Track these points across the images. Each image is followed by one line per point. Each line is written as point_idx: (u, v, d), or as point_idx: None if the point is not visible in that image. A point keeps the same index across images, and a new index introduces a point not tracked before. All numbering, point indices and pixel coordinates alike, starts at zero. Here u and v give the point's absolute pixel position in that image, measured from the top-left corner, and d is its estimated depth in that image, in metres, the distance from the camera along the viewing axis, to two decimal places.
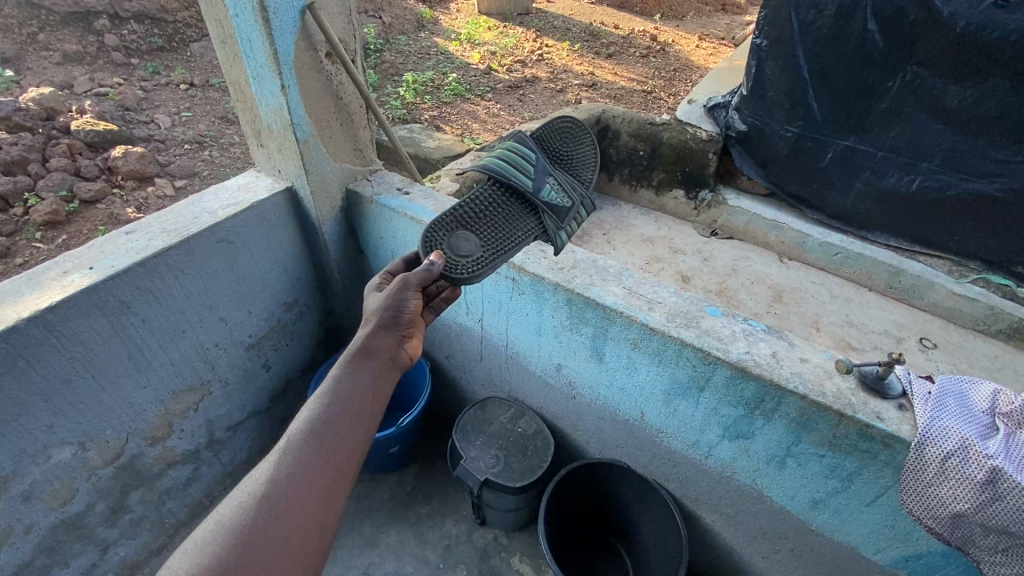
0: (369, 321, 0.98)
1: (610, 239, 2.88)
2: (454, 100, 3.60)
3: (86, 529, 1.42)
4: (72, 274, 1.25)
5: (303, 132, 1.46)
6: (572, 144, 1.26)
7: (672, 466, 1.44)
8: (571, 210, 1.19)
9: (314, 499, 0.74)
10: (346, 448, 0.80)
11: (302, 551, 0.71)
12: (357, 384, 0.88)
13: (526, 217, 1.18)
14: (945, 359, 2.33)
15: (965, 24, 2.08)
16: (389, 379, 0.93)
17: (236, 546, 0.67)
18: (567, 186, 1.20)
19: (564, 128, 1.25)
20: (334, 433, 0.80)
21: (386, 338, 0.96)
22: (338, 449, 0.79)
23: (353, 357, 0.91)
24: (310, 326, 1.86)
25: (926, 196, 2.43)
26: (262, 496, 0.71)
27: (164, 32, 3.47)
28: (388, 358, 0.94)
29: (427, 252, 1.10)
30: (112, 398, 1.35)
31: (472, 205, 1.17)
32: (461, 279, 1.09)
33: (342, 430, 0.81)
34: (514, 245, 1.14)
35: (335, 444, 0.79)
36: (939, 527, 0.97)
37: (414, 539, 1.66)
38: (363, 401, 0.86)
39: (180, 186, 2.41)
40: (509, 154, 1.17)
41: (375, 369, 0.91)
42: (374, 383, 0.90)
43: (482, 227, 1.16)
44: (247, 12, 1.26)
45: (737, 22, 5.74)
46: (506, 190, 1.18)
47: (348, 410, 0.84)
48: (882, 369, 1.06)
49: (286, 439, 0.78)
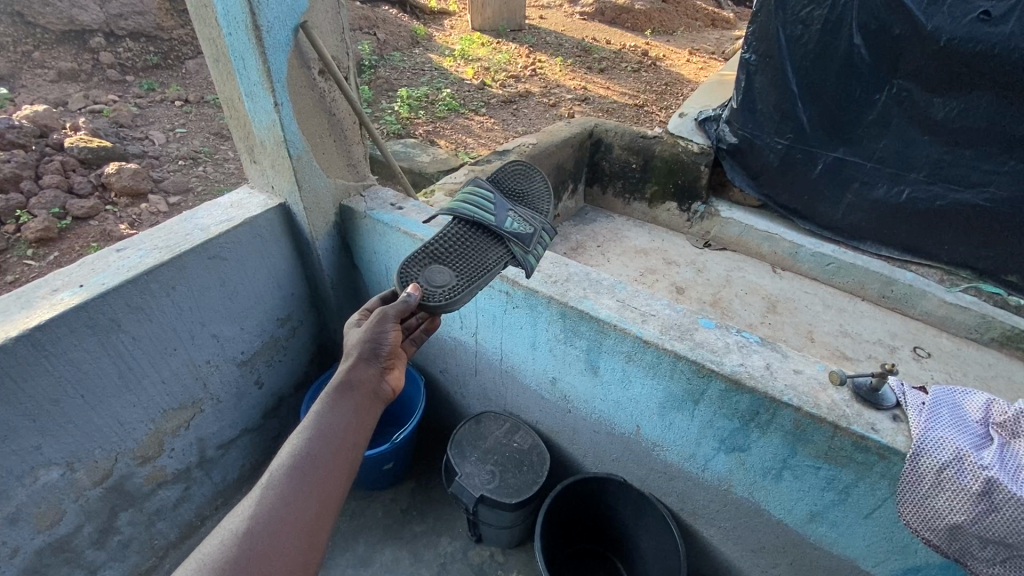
0: (351, 352, 0.97)
1: (604, 251, 2.90)
2: (448, 115, 3.63)
3: (73, 552, 1.39)
4: (62, 292, 1.24)
5: (296, 149, 1.46)
6: (527, 182, 1.30)
7: (668, 480, 1.43)
8: (534, 235, 1.20)
9: (297, 534, 0.73)
10: (330, 481, 0.79)
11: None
12: (341, 417, 0.87)
13: (493, 246, 1.18)
14: (939, 368, 2.33)
15: (949, 38, 2.12)
16: (371, 411, 0.92)
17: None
18: (528, 216, 1.23)
19: (516, 170, 1.31)
20: (317, 466, 0.79)
21: (370, 368, 0.96)
22: (322, 483, 0.78)
23: (335, 391, 0.90)
24: (303, 342, 1.85)
25: (915, 206, 2.46)
26: (244, 533, 0.70)
27: (160, 49, 3.50)
28: (372, 389, 0.94)
29: (403, 285, 1.11)
30: (101, 417, 1.33)
31: (442, 241, 1.19)
32: (439, 308, 1.08)
33: (326, 462, 0.80)
34: (487, 271, 1.14)
35: (320, 477, 0.79)
36: (936, 540, 0.96)
37: (409, 558, 1.64)
38: (347, 432, 0.86)
39: (174, 202, 2.41)
40: (467, 199, 1.22)
41: (357, 401, 0.91)
42: (359, 415, 0.89)
43: (453, 259, 1.16)
44: (240, 31, 1.27)
45: (726, 37, 5.85)
46: (471, 227, 1.21)
47: (333, 443, 0.83)
48: (875, 380, 1.07)
49: (267, 475, 0.77)
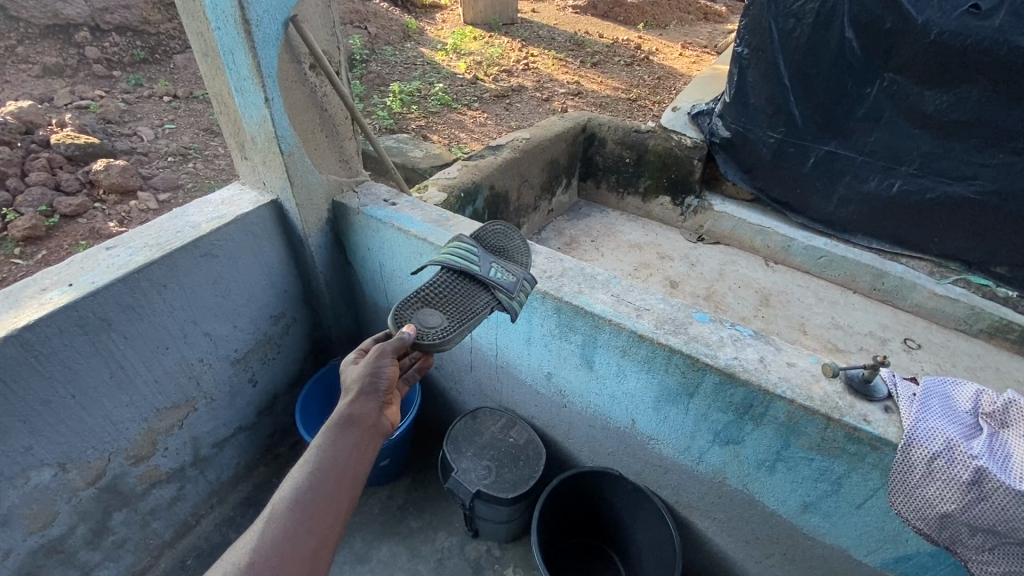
0: (351, 386, 0.95)
1: (598, 246, 2.90)
2: (441, 109, 3.61)
3: (67, 553, 1.38)
4: (50, 292, 1.22)
5: (287, 144, 1.45)
6: (507, 239, 1.34)
7: (663, 473, 1.44)
8: (519, 284, 1.21)
9: (295, 574, 0.74)
10: (329, 521, 0.79)
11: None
12: (341, 453, 0.86)
13: (481, 293, 1.18)
14: (929, 359, 2.36)
15: (939, 32, 2.13)
16: (371, 448, 0.90)
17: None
18: (511, 268, 1.25)
19: (497, 229, 1.35)
20: (317, 505, 0.79)
21: (370, 403, 0.94)
22: (321, 523, 0.79)
23: (335, 426, 0.89)
24: (296, 339, 1.84)
25: (906, 199, 2.48)
26: (246, 568, 0.72)
27: (147, 43, 3.46)
28: (372, 424, 0.92)
29: (397, 326, 1.09)
30: (93, 417, 1.32)
31: (432, 287, 1.19)
32: (432, 347, 1.06)
33: (325, 502, 0.80)
34: (476, 314, 1.13)
35: (319, 517, 0.79)
36: (927, 528, 0.97)
37: (406, 554, 1.64)
38: (347, 470, 0.85)
39: (164, 199, 2.39)
40: (454, 249, 1.24)
41: (357, 437, 0.89)
42: (359, 452, 0.88)
43: (443, 304, 1.15)
44: (229, 25, 1.25)
45: (718, 30, 5.85)
46: (459, 275, 1.21)
47: (333, 480, 0.82)
48: (867, 372, 1.08)
49: (271, 507, 0.78)
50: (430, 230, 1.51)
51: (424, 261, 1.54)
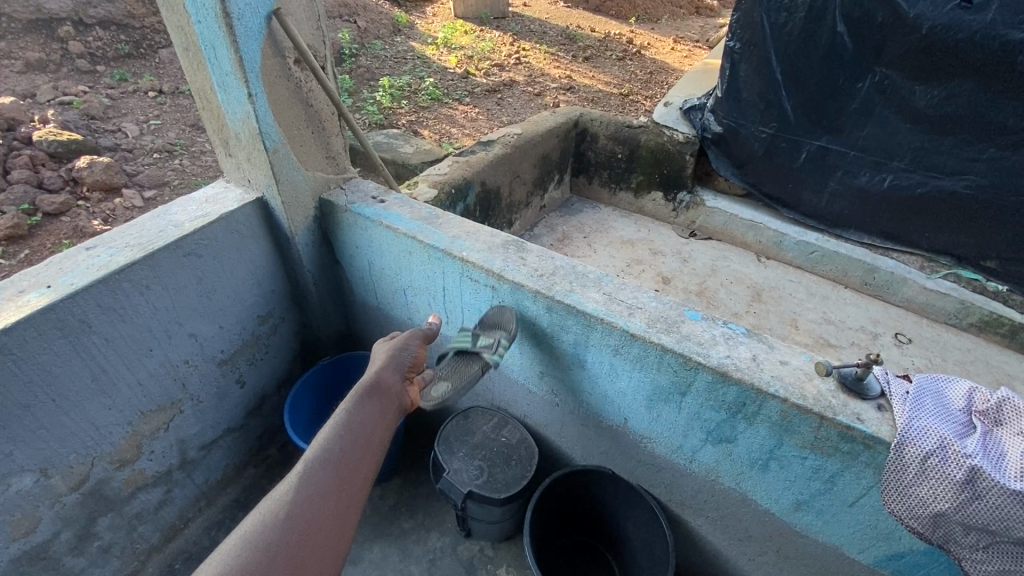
0: (371, 370, 1.15)
1: (591, 242, 2.89)
2: (432, 104, 3.57)
3: (51, 559, 1.35)
4: (27, 294, 1.19)
5: (272, 141, 1.41)
6: None
7: (656, 472, 1.43)
8: None
9: (341, 495, 0.86)
10: (363, 460, 0.93)
11: (324, 543, 0.79)
12: (371, 410, 1.03)
13: None
14: (919, 354, 2.37)
15: (930, 26, 2.13)
16: (393, 415, 1.08)
17: (274, 535, 0.76)
18: None
19: None
20: (353, 444, 0.94)
21: (390, 380, 1.14)
22: (358, 457, 0.93)
23: (367, 389, 1.07)
24: (285, 339, 1.81)
25: (897, 194, 2.48)
26: (301, 484, 0.84)
27: (131, 37, 3.39)
28: (394, 396, 1.12)
29: None
30: (75, 421, 1.29)
31: None
32: None
33: (362, 441, 0.96)
34: None
35: (355, 453, 0.93)
36: (920, 527, 0.97)
37: (398, 555, 1.62)
38: (377, 423, 1.02)
39: (149, 196, 2.34)
40: None
41: (384, 399, 1.08)
42: (385, 411, 1.06)
43: None
44: (210, 19, 1.22)
45: (710, 24, 5.83)
46: None
47: (366, 425, 0.99)
48: (861, 370, 1.07)
49: (320, 441, 0.93)
50: (418, 228, 1.49)
51: (413, 260, 1.52)
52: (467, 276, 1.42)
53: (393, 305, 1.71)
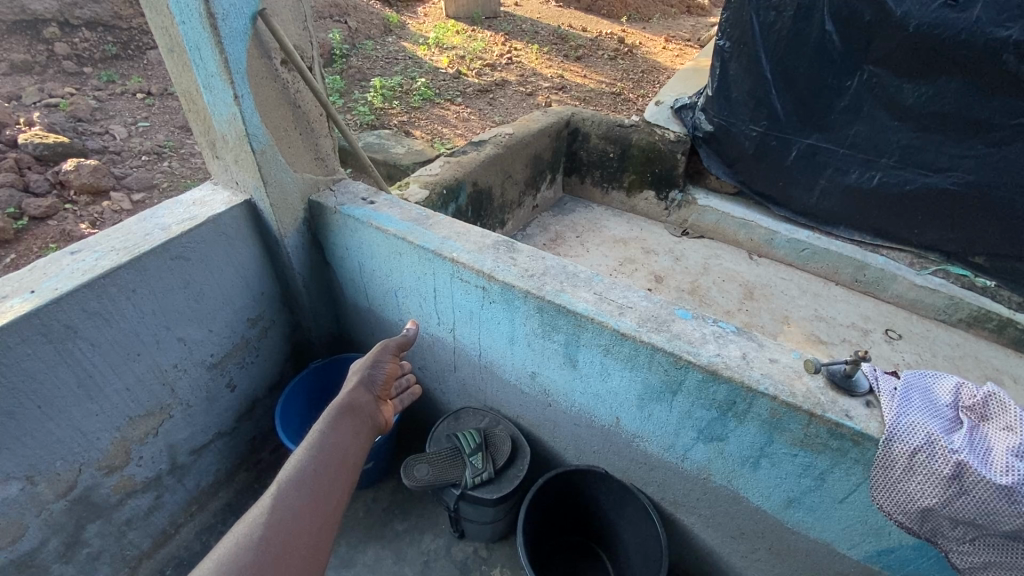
0: (345, 388, 1.12)
1: (583, 240, 2.89)
2: (423, 104, 3.57)
3: (39, 567, 1.33)
4: (10, 300, 1.17)
5: (259, 142, 1.40)
6: None
7: (649, 470, 1.43)
8: None
9: (320, 506, 0.83)
10: (341, 475, 0.90)
11: (301, 562, 0.76)
12: (347, 426, 1.00)
13: None
14: (910, 350, 2.39)
15: (917, 25, 2.14)
16: (371, 431, 1.05)
17: (247, 557, 0.73)
18: None
19: None
20: (329, 460, 0.91)
21: (363, 396, 1.11)
22: (338, 467, 0.91)
23: (343, 406, 1.05)
24: (275, 342, 1.80)
25: (886, 191, 2.50)
26: (281, 493, 0.82)
27: (119, 39, 3.36)
28: (370, 412, 1.09)
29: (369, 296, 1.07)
30: (61, 427, 1.28)
31: None
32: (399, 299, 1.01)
33: (339, 457, 0.92)
34: None
35: (331, 469, 0.89)
36: (908, 522, 0.98)
37: (392, 557, 1.62)
38: (353, 438, 0.98)
39: (138, 199, 2.32)
40: None
41: (359, 416, 1.05)
42: (362, 427, 1.02)
43: None
44: (194, 19, 1.20)
45: (702, 24, 5.85)
46: None
47: (343, 442, 0.96)
48: (849, 367, 1.07)
49: (300, 452, 0.91)
50: (408, 229, 1.48)
51: (404, 260, 1.51)
52: (458, 277, 1.41)
53: (385, 306, 1.70)
